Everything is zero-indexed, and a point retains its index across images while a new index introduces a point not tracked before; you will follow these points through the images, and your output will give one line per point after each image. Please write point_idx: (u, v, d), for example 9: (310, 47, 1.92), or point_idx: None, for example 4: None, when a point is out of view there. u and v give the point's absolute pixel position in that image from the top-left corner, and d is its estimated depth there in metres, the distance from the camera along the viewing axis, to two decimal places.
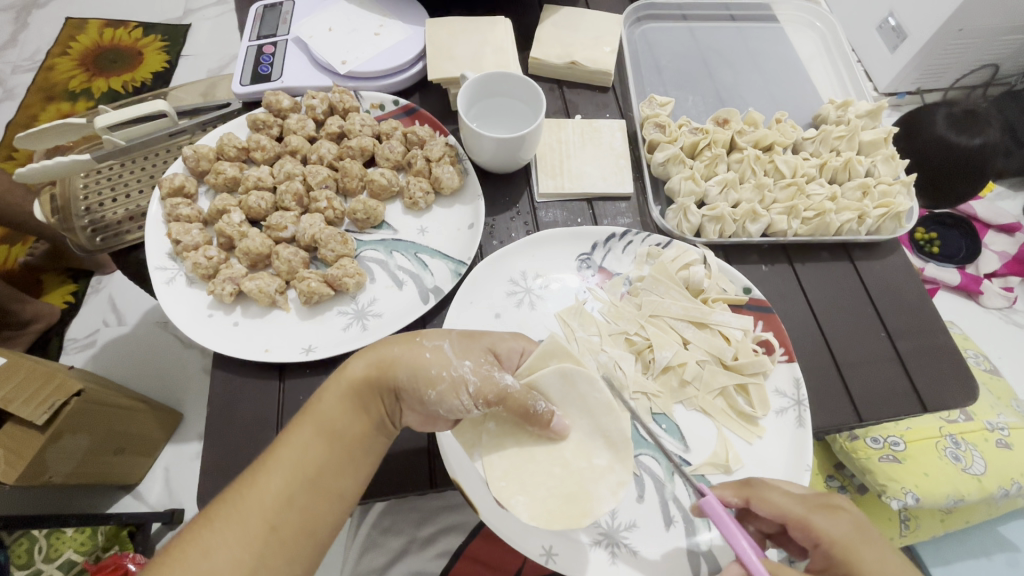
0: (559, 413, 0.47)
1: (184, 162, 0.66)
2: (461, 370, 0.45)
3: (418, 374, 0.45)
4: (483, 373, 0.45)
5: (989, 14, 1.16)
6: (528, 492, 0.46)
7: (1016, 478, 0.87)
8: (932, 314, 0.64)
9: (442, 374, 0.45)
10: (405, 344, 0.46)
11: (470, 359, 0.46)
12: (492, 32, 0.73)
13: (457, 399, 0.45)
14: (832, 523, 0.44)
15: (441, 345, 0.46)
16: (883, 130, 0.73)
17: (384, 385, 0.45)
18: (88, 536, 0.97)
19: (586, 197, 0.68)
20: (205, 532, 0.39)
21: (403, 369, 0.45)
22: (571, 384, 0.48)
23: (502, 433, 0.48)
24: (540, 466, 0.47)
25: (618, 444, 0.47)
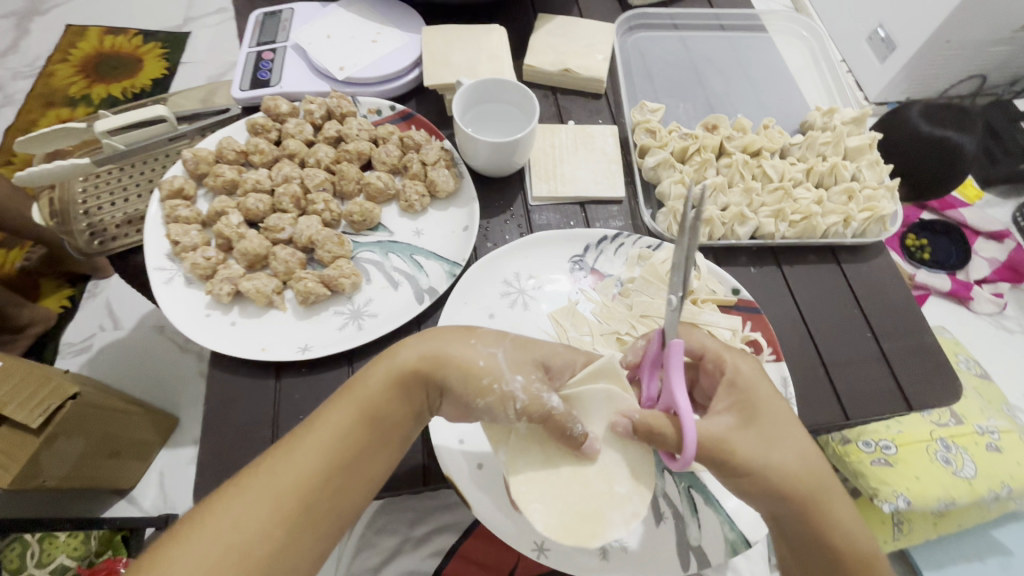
0: (592, 436, 0.46)
1: (183, 165, 0.67)
2: (516, 382, 0.43)
3: (467, 380, 0.43)
4: (531, 389, 0.43)
5: (974, 26, 1.19)
6: (546, 501, 0.45)
7: (1005, 481, 0.88)
8: (917, 316, 0.65)
9: (493, 383, 0.43)
10: (460, 349, 0.44)
11: (522, 373, 0.43)
12: (487, 40, 0.75)
13: (501, 415, 0.44)
14: (742, 359, 0.46)
15: (491, 350, 0.44)
16: (868, 136, 0.75)
17: (434, 376, 0.43)
18: (81, 540, 0.95)
19: (578, 201, 0.70)
20: (238, 501, 0.39)
21: (452, 371, 0.43)
22: (611, 401, 0.45)
23: (531, 437, 0.47)
24: (562, 484, 0.46)
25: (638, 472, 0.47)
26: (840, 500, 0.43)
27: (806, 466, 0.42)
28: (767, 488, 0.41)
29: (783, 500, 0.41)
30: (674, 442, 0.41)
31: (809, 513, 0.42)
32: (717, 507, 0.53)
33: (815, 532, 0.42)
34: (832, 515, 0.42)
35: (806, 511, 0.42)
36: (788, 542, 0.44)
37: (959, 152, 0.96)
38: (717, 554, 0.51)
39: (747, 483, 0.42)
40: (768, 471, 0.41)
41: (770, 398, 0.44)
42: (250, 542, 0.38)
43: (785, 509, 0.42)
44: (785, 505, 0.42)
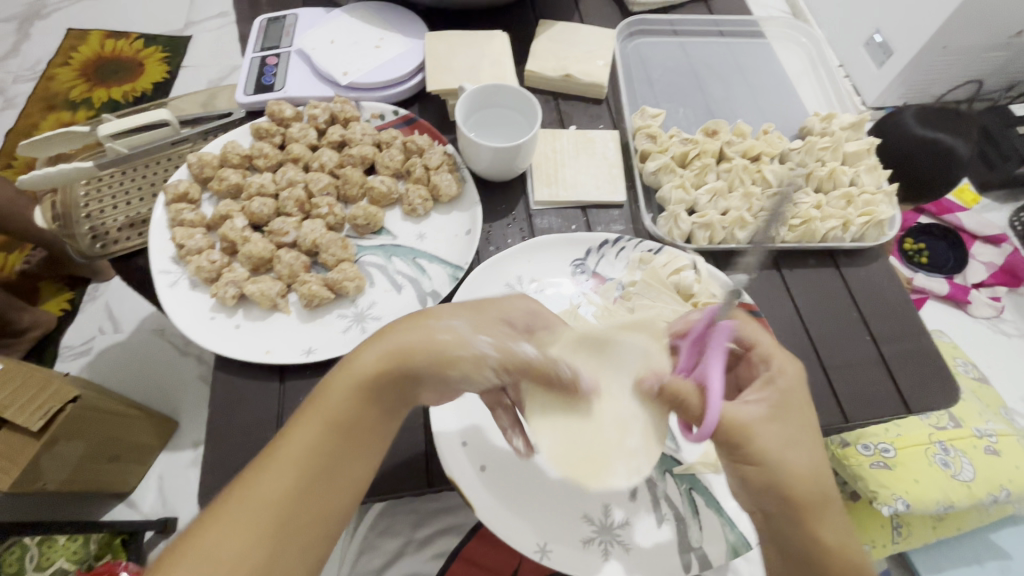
0: (598, 382, 0.48)
1: (188, 169, 0.67)
2: (488, 346, 0.44)
3: (438, 356, 0.43)
4: (511, 346, 0.44)
5: (970, 32, 1.20)
6: (558, 436, 0.48)
7: (1004, 484, 0.89)
8: (915, 320, 0.66)
9: (463, 354, 0.43)
10: (417, 337, 0.44)
11: (490, 335, 0.44)
12: (489, 46, 0.76)
13: (489, 377, 0.44)
14: (786, 361, 0.47)
15: (449, 323, 0.45)
16: (866, 141, 0.76)
17: (396, 369, 0.43)
18: (80, 544, 0.96)
19: (579, 205, 0.70)
20: (215, 525, 0.38)
21: (417, 354, 0.43)
22: (644, 355, 0.49)
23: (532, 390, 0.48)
24: (570, 424, 0.48)
25: (651, 433, 0.49)
26: (839, 523, 0.43)
27: (812, 478, 0.43)
28: (771, 483, 0.42)
29: (782, 501, 0.42)
30: (697, 407, 0.43)
31: (802, 520, 0.42)
32: (718, 509, 0.53)
33: (805, 542, 0.42)
34: (825, 533, 0.42)
35: (804, 517, 0.42)
36: (779, 549, 0.44)
37: (959, 160, 0.97)
38: (719, 555, 0.51)
39: (754, 472, 0.43)
40: (778, 466, 0.42)
41: (802, 404, 0.45)
42: (232, 565, 0.37)
43: (779, 507, 0.43)
44: (780, 505, 0.43)
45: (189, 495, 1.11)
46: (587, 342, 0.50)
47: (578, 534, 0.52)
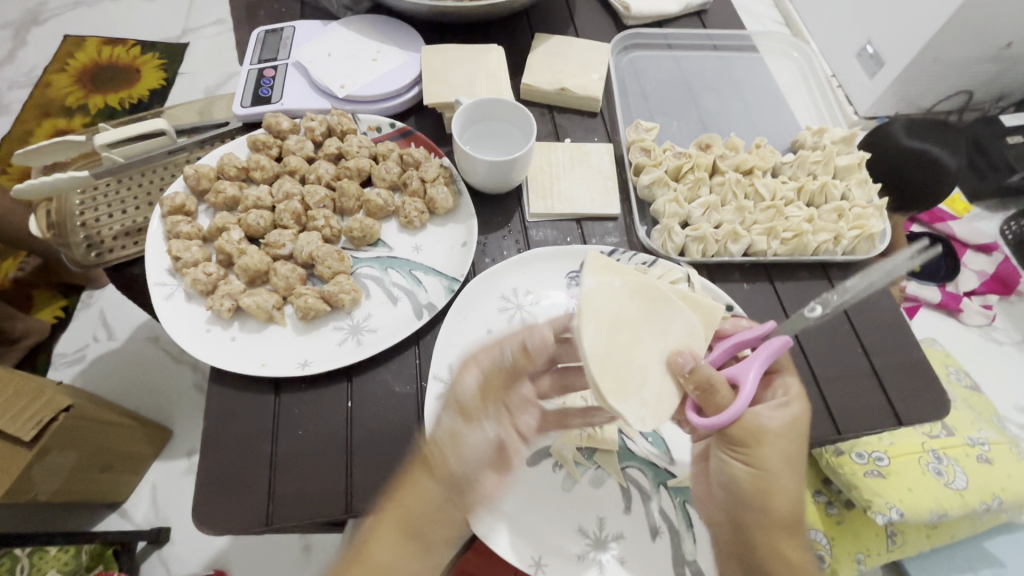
0: (648, 317, 0.48)
1: (185, 181, 0.68)
2: (452, 419, 0.50)
3: (432, 462, 0.49)
4: (468, 399, 0.50)
5: (959, 44, 1.22)
6: (601, 341, 0.46)
7: (996, 493, 0.90)
8: (906, 332, 0.66)
9: (450, 454, 0.49)
10: (410, 476, 0.50)
11: (450, 410, 0.51)
12: (486, 59, 0.77)
13: (472, 440, 0.49)
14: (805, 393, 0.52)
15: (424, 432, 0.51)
16: (857, 155, 0.77)
17: (414, 502, 0.48)
18: (72, 555, 0.92)
19: (574, 217, 0.71)
20: None
21: (421, 481, 0.49)
22: (688, 330, 0.50)
23: (604, 296, 0.48)
24: (607, 352, 0.46)
25: (667, 400, 0.47)
26: (798, 540, 0.50)
27: (793, 498, 0.49)
28: (761, 490, 0.49)
29: (762, 509, 0.49)
30: (724, 401, 0.48)
31: (770, 529, 0.49)
32: None
33: (766, 551, 0.49)
34: (783, 549, 0.49)
35: (772, 528, 0.49)
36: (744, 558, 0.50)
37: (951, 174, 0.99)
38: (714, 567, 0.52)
39: (749, 475, 0.49)
40: (774, 477, 0.48)
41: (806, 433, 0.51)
42: None
43: (760, 514, 0.49)
44: (761, 514, 0.49)
45: (184, 504, 1.10)
46: (648, 292, 0.49)
47: (572, 549, 0.52)
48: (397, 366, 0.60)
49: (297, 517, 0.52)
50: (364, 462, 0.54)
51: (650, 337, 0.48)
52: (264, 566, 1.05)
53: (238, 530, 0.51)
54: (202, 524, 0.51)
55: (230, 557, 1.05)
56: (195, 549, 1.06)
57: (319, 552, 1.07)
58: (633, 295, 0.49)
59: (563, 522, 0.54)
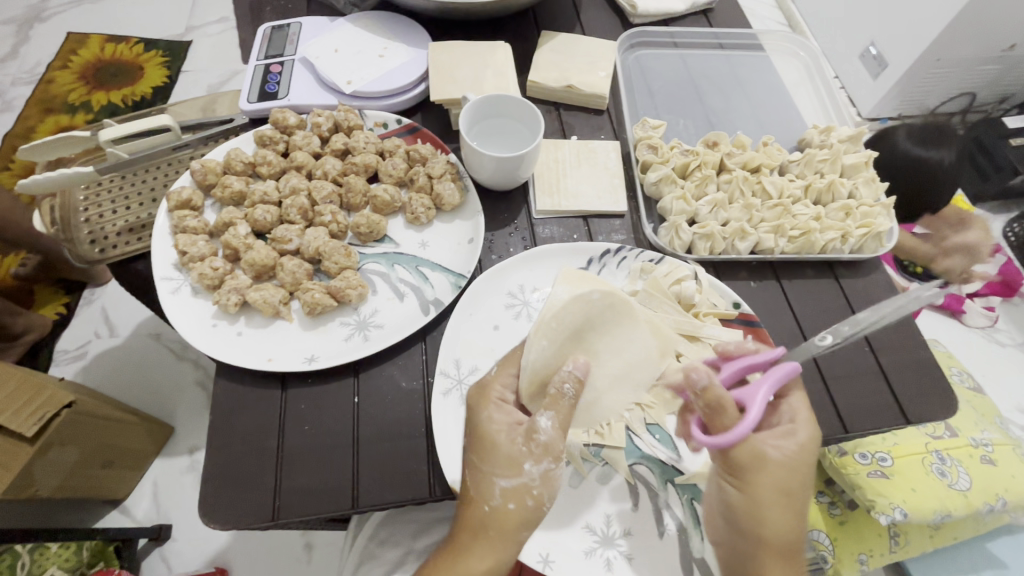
0: (605, 332, 0.55)
1: (191, 176, 0.67)
2: (541, 465, 0.47)
3: (524, 513, 0.47)
4: (550, 440, 0.47)
5: (964, 45, 1.22)
6: (551, 349, 0.52)
7: (1000, 493, 0.90)
8: (912, 330, 0.66)
9: (545, 499, 0.47)
10: (487, 541, 0.47)
11: (532, 457, 0.47)
12: (492, 56, 0.77)
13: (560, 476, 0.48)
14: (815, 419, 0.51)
15: (497, 488, 0.47)
16: (864, 154, 0.76)
17: (503, 560, 0.47)
18: (73, 551, 0.92)
19: (581, 214, 0.71)
20: None
21: (512, 536, 0.47)
22: (643, 350, 0.57)
23: (572, 307, 0.54)
24: (558, 360, 0.52)
25: (593, 410, 0.55)
26: (791, 567, 0.48)
27: (786, 526, 0.48)
28: (752, 516, 0.47)
29: (752, 536, 0.48)
30: (732, 421, 0.46)
31: (757, 556, 0.48)
32: None
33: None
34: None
35: (763, 555, 0.47)
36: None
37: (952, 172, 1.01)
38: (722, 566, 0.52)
39: (740, 500, 0.48)
40: (765, 506, 0.47)
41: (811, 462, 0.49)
42: None
43: (746, 539, 0.48)
44: (750, 540, 0.48)
45: (185, 501, 1.10)
46: (620, 310, 0.56)
47: (579, 545, 0.52)
48: (403, 363, 0.60)
49: (305, 512, 0.52)
50: (371, 457, 0.54)
51: (605, 352, 0.55)
52: (264, 564, 1.05)
53: (246, 525, 0.51)
54: (210, 519, 0.51)
55: (231, 555, 1.05)
56: (197, 546, 1.06)
57: (320, 551, 1.07)
58: (605, 309, 0.55)
59: (571, 517, 0.54)
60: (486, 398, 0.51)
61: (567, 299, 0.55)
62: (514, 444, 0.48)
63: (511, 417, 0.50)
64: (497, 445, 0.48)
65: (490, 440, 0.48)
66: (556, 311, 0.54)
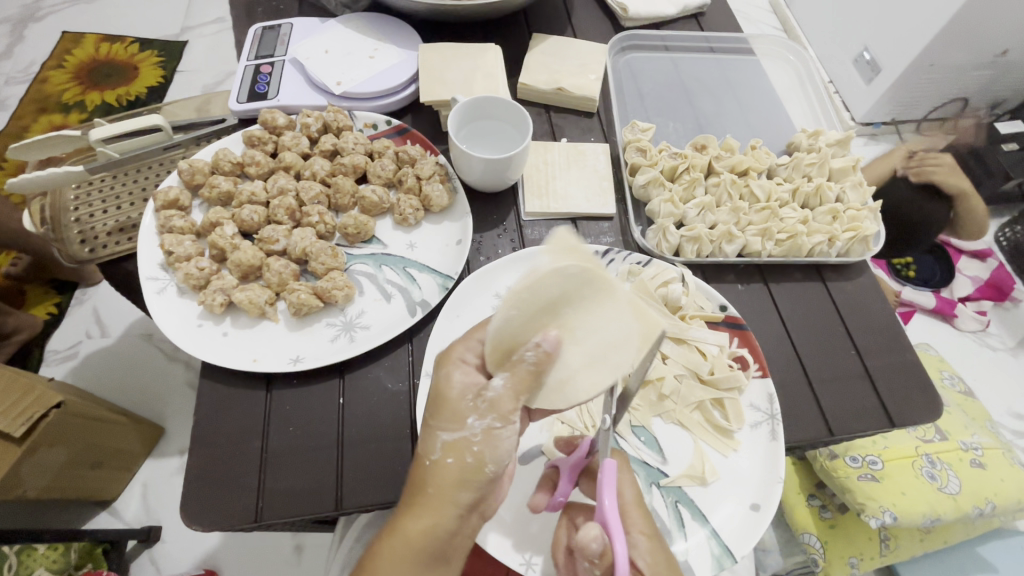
0: (584, 309, 0.46)
1: (179, 176, 0.67)
2: (484, 420, 0.44)
3: (463, 471, 0.44)
4: (498, 398, 0.44)
5: (957, 51, 1.22)
6: (517, 320, 0.46)
7: (989, 497, 0.90)
8: (898, 333, 0.67)
9: (486, 458, 0.44)
10: (424, 503, 0.43)
11: (476, 411, 0.45)
12: (482, 58, 0.77)
13: (506, 437, 0.45)
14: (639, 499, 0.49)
15: (439, 441, 0.45)
16: (852, 158, 0.77)
17: (443, 524, 0.43)
18: (60, 553, 0.91)
19: (570, 217, 0.71)
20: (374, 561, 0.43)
21: (450, 496, 0.44)
22: (624, 331, 0.46)
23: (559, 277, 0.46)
24: (525, 332, 0.46)
25: (567, 390, 0.46)
26: None
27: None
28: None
29: None
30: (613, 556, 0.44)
31: None
32: (703, 521, 0.53)
33: None
34: None
35: None
36: None
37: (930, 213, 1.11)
38: (703, 567, 0.51)
39: None
40: None
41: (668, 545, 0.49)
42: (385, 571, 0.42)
43: None
44: None
45: (174, 503, 1.10)
46: (604, 281, 0.46)
47: None
48: (390, 364, 0.60)
49: (288, 514, 0.51)
50: (356, 459, 0.54)
51: (583, 326, 0.46)
52: (254, 566, 1.04)
53: (228, 526, 0.50)
54: (193, 521, 0.50)
55: (220, 557, 1.04)
56: (186, 548, 1.05)
57: (311, 553, 1.07)
58: (586, 281, 0.45)
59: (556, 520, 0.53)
60: (445, 358, 0.48)
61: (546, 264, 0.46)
62: (463, 398, 0.46)
63: (471, 377, 0.47)
64: (448, 397, 0.46)
65: (442, 394, 0.46)
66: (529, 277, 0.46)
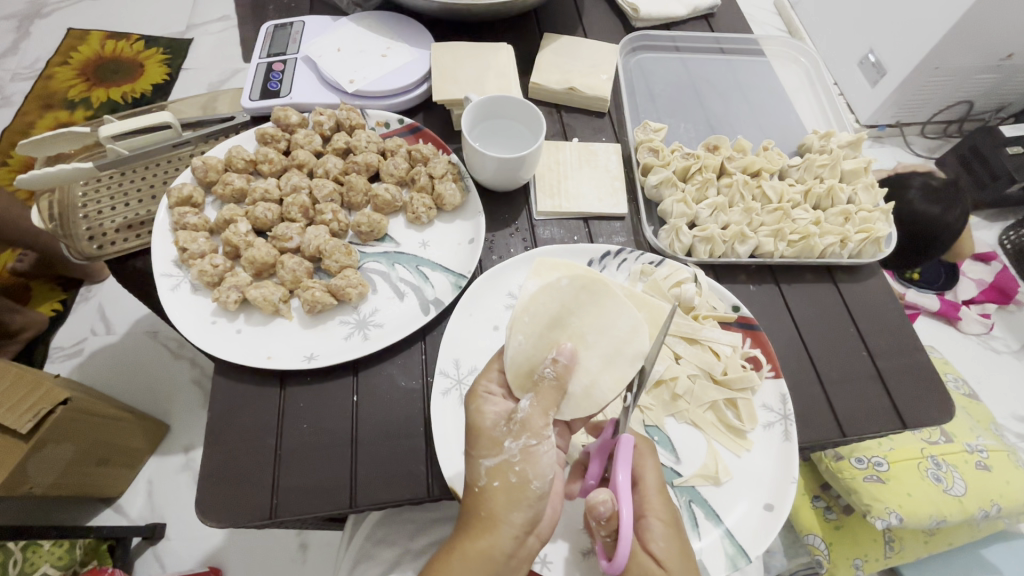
0: (589, 314, 0.50)
1: (193, 173, 0.67)
2: (520, 441, 0.45)
3: (510, 491, 0.45)
4: (528, 417, 0.46)
5: (963, 54, 1.23)
6: (529, 342, 0.49)
7: (995, 500, 0.90)
8: (910, 335, 0.67)
9: (529, 475, 0.45)
10: (478, 523, 0.45)
11: (511, 434, 0.46)
12: (495, 58, 0.77)
13: (544, 452, 0.45)
14: (658, 481, 0.48)
15: (482, 468, 0.46)
16: (863, 159, 0.77)
17: (499, 545, 0.44)
18: (66, 549, 0.92)
19: (582, 216, 0.71)
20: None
21: (502, 517, 0.44)
22: (632, 325, 0.50)
23: (557, 292, 0.51)
24: (539, 352, 0.49)
25: (594, 394, 0.49)
26: None
27: None
28: None
29: None
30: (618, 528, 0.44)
31: None
32: (717, 521, 0.53)
33: None
34: None
35: None
36: None
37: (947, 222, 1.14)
38: (718, 567, 0.51)
39: None
40: None
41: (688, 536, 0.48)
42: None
43: None
44: None
45: (180, 501, 1.09)
46: (594, 288, 0.51)
47: (579, 545, 0.52)
48: (403, 362, 0.60)
49: (302, 510, 0.51)
50: (370, 457, 0.54)
51: (590, 333, 0.50)
52: (259, 564, 1.04)
53: (242, 522, 0.50)
54: (207, 517, 0.50)
55: (225, 555, 1.04)
56: (190, 546, 1.05)
57: (316, 551, 1.07)
58: (578, 292, 0.51)
59: (572, 520, 0.53)
60: (472, 393, 0.50)
61: (538, 288, 0.51)
62: (497, 426, 0.47)
63: (501, 406, 0.49)
64: (481, 426, 0.47)
65: (476, 425, 0.47)
66: (526, 304, 0.51)
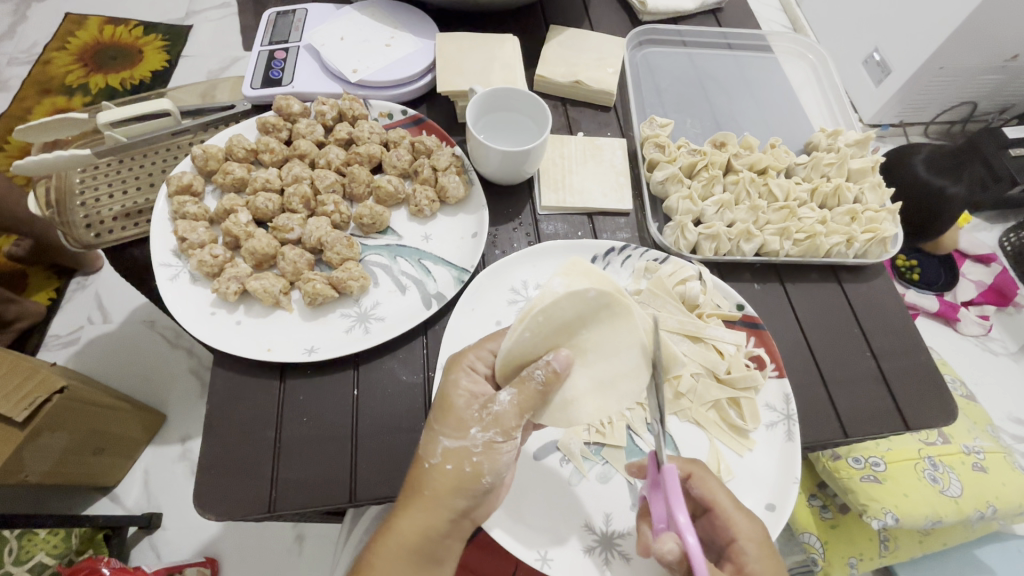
0: (600, 338, 0.48)
1: (192, 161, 0.66)
2: (487, 433, 0.45)
3: (460, 478, 0.45)
4: (502, 412, 0.45)
5: (968, 54, 1.22)
6: (532, 338, 0.47)
7: (991, 501, 0.90)
8: (914, 336, 0.66)
9: (484, 468, 0.45)
10: (417, 503, 0.45)
11: (481, 423, 0.45)
12: (500, 49, 0.76)
13: (506, 451, 0.46)
14: (732, 500, 0.49)
15: (439, 447, 0.46)
16: (870, 158, 0.76)
17: (435, 526, 0.45)
18: (61, 538, 0.93)
19: (586, 212, 0.70)
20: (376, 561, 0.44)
21: (444, 501, 0.45)
22: (636, 363, 0.49)
23: (584, 302, 0.47)
24: (538, 349, 0.47)
25: (571, 409, 0.48)
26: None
27: None
28: None
29: None
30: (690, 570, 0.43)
31: None
32: None
33: None
34: None
35: None
36: None
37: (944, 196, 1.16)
38: None
39: None
40: None
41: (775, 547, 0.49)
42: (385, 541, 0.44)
43: None
44: None
45: (177, 491, 1.09)
46: (617, 309, 0.48)
47: (579, 543, 0.52)
48: (404, 356, 0.59)
49: (302, 504, 0.51)
50: (370, 451, 0.54)
51: (593, 351, 0.48)
52: (255, 555, 1.04)
53: (242, 516, 0.50)
54: (204, 509, 0.50)
55: (221, 545, 1.04)
56: (186, 536, 1.04)
57: (312, 543, 1.06)
58: (599, 308, 0.47)
59: (560, 517, 0.53)
60: (455, 364, 0.49)
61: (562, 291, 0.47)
62: (470, 407, 0.46)
63: (478, 386, 0.48)
64: (453, 406, 0.47)
65: (447, 400, 0.47)
66: (547, 304, 0.46)
